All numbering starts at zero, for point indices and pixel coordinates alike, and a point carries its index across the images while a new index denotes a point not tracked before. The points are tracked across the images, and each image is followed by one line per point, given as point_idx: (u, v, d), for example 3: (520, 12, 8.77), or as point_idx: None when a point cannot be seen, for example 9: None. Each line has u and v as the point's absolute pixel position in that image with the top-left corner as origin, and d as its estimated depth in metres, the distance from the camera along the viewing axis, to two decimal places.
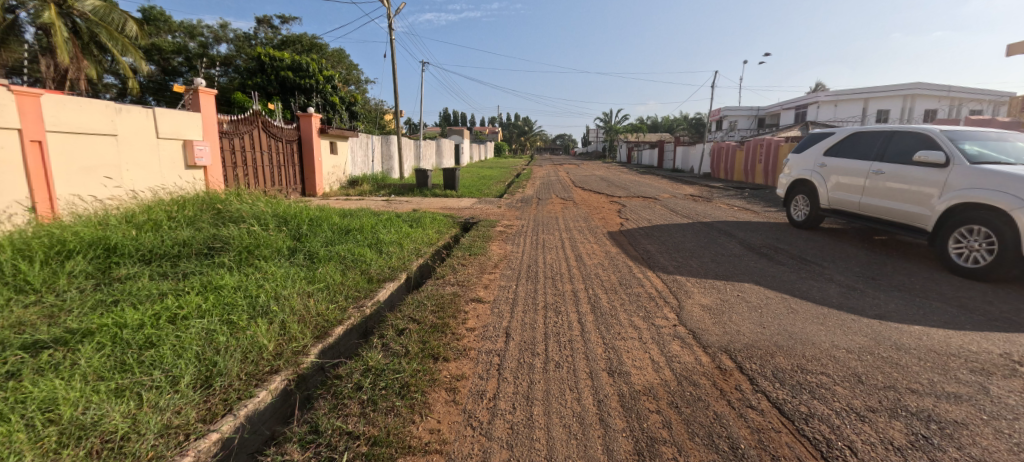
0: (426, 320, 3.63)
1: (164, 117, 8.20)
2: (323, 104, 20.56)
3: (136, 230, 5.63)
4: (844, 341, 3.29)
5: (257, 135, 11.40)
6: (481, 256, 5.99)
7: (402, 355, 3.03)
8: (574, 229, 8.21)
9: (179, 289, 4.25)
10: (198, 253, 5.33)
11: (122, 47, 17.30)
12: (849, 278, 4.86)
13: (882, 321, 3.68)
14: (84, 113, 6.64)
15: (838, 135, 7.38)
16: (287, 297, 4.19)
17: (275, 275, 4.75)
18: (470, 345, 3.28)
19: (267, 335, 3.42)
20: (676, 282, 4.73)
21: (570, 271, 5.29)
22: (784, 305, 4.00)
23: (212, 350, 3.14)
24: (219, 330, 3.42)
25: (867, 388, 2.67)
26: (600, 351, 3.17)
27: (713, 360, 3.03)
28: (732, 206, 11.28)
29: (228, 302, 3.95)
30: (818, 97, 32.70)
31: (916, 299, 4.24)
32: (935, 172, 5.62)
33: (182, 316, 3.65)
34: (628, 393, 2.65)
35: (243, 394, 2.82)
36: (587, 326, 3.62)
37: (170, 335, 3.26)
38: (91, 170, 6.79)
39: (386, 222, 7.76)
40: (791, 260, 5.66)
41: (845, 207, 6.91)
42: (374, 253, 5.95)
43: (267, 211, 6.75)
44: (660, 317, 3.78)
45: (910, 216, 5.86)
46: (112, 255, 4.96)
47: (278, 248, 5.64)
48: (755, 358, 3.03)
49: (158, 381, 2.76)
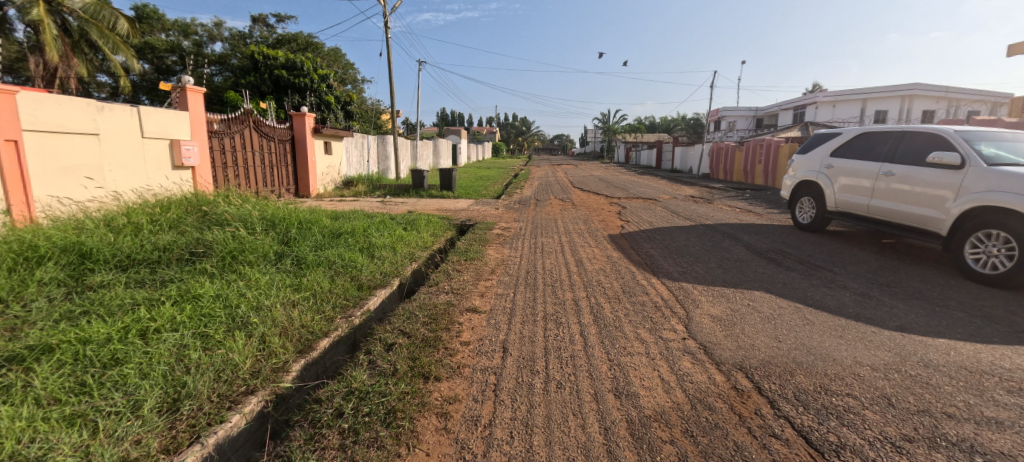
0: (418, 334, 3.37)
1: (150, 117, 7.92)
2: (317, 103, 20.19)
3: (114, 235, 5.35)
4: (867, 357, 3.05)
5: (248, 134, 11.11)
6: (477, 261, 5.73)
7: (389, 375, 2.77)
8: (574, 232, 7.95)
9: (155, 299, 3.99)
10: (179, 259, 5.06)
11: (112, 45, 16.98)
12: (863, 285, 4.63)
13: (904, 333, 3.45)
14: (63, 111, 6.36)
15: (845, 136, 7.15)
16: (269, 307, 3.93)
17: (259, 284, 4.49)
18: (464, 362, 3.03)
19: (244, 351, 3.16)
20: (682, 289, 4.49)
21: (571, 277, 5.04)
22: (799, 316, 3.76)
23: (182, 370, 2.89)
24: (192, 346, 3.17)
25: (900, 413, 2.43)
26: (606, 368, 2.94)
27: (728, 379, 2.79)
28: (734, 208, 11.05)
29: (206, 314, 3.69)
30: (816, 97, 32.59)
31: (937, 309, 4.00)
32: (949, 174, 5.41)
33: (154, 329, 3.39)
34: (637, 419, 2.41)
35: (213, 419, 2.58)
36: (590, 340, 3.37)
37: (137, 352, 3.01)
38: (71, 171, 6.52)
39: (379, 225, 7.48)
40: (800, 265, 5.43)
41: (853, 209, 6.69)
42: (365, 258, 5.69)
43: (254, 212, 6.46)
44: (667, 330, 3.54)
45: (922, 220, 5.64)
46: (87, 262, 4.69)
47: (264, 253, 5.37)
48: (773, 378, 2.78)
49: (118, 406, 2.52)
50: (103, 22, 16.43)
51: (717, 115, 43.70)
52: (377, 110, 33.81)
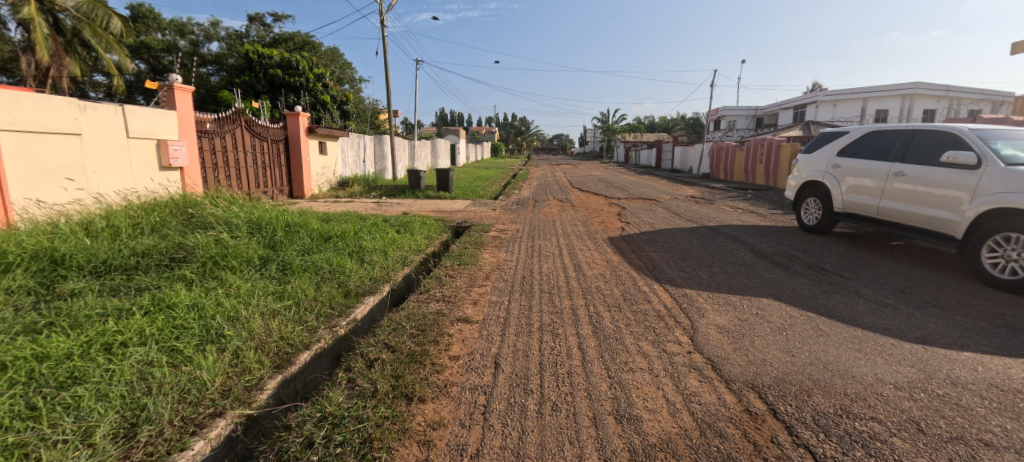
0: (403, 348, 3.13)
1: (135, 116, 7.67)
2: (313, 103, 19.92)
3: (91, 240, 5.11)
4: (889, 373, 2.82)
5: (240, 134, 10.88)
6: (471, 266, 5.50)
7: (368, 396, 2.53)
8: (572, 234, 7.70)
9: (125, 309, 3.73)
10: (158, 265, 4.81)
11: (105, 45, 16.60)
12: (877, 292, 4.40)
13: (925, 346, 3.22)
14: (42, 110, 6.11)
15: (852, 134, 6.90)
16: (246, 319, 3.68)
17: (239, 291, 4.24)
18: (451, 380, 2.79)
19: (214, 368, 2.92)
20: (686, 297, 4.25)
21: (569, 283, 4.79)
22: (812, 327, 3.53)
23: (144, 389, 2.66)
24: (159, 362, 2.92)
25: (932, 441, 2.20)
26: (605, 387, 2.70)
27: (739, 400, 2.56)
28: (736, 208, 10.81)
29: (178, 325, 3.45)
30: (818, 96, 32.15)
31: (957, 318, 3.77)
32: (964, 174, 5.17)
33: (120, 343, 3.14)
34: (641, 449, 2.18)
35: (174, 447, 2.36)
36: (589, 353, 3.13)
37: (98, 369, 2.77)
38: (51, 172, 6.27)
39: (371, 227, 7.23)
40: (808, 270, 5.20)
41: (861, 211, 6.45)
42: (354, 262, 5.44)
43: (241, 215, 6.22)
44: (671, 342, 3.30)
45: (935, 222, 5.41)
46: (59, 269, 4.44)
47: (248, 258, 5.12)
48: (789, 398, 2.55)
49: (67, 434, 2.29)
50: (97, 21, 15.96)
51: (717, 115, 43.45)
52: (374, 110, 33.60)
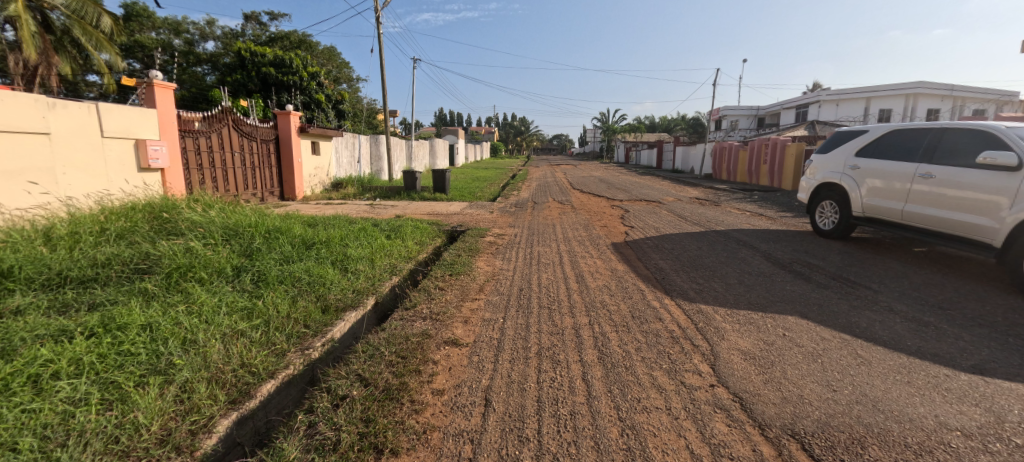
0: (379, 381, 2.68)
1: (111, 114, 7.24)
2: (307, 101, 19.47)
3: (47, 250, 4.62)
4: (952, 415, 2.38)
5: (227, 134, 10.46)
6: (464, 276, 5.05)
7: (327, 450, 2.12)
8: (573, 239, 7.24)
9: (68, 330, 3.28)
10: (119, 277, 4.36)
11: (96, 43, 15.92)
12: (913, 308, 3.94)
13: (985, 377, 2.77)
14: (8, 108, 5.64)
15: (873, 133, 6.44)
16: (205, 343, 3.23)
17: (202, 309, 3.77)
18: (432, 424, 2.35)
19: (153, 408, 2.52)
20: (702, 314, 3.81)
21: (571, 297, 4.34)
22: (850, 353, 3.07)
23: (63, 438, 2.27)
24: (90, 401, 2.50)
25: None
26: (616, 435, 2.26)
27: (779, 453, 2.12)
28: (744, 211, 10.34)
29: (125, 350, 3.01)
30: (820, 96, 31.43)
31: (1011, 340, 3.33)
32: (1003, 176, 4.72)
33: (51, 373, 2.71)
34: None
35: None
36: (595, 387, 2.69)
37: (13, 410, 2.35)
38: (15, 174, 5.78)
39: (359, 233, 6.77)
40: (833, 281, 4.74)
41: (882, 215, 6.00)
42: (337, 273, 4.99)
43: (217, 220, 5.76)
44: (689, 372, 2.85)
45: (969, 228, 4.97)
46: (4, 282, 3.96)
47: (219, 269, 4.67)
48: (841, 451, 2.11)
49: None
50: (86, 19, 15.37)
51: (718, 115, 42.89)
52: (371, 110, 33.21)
